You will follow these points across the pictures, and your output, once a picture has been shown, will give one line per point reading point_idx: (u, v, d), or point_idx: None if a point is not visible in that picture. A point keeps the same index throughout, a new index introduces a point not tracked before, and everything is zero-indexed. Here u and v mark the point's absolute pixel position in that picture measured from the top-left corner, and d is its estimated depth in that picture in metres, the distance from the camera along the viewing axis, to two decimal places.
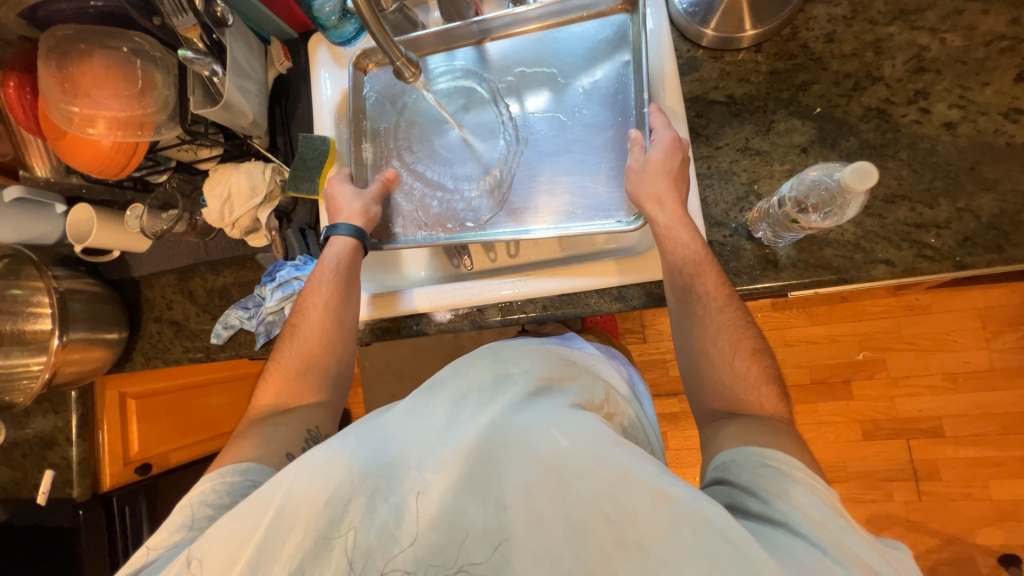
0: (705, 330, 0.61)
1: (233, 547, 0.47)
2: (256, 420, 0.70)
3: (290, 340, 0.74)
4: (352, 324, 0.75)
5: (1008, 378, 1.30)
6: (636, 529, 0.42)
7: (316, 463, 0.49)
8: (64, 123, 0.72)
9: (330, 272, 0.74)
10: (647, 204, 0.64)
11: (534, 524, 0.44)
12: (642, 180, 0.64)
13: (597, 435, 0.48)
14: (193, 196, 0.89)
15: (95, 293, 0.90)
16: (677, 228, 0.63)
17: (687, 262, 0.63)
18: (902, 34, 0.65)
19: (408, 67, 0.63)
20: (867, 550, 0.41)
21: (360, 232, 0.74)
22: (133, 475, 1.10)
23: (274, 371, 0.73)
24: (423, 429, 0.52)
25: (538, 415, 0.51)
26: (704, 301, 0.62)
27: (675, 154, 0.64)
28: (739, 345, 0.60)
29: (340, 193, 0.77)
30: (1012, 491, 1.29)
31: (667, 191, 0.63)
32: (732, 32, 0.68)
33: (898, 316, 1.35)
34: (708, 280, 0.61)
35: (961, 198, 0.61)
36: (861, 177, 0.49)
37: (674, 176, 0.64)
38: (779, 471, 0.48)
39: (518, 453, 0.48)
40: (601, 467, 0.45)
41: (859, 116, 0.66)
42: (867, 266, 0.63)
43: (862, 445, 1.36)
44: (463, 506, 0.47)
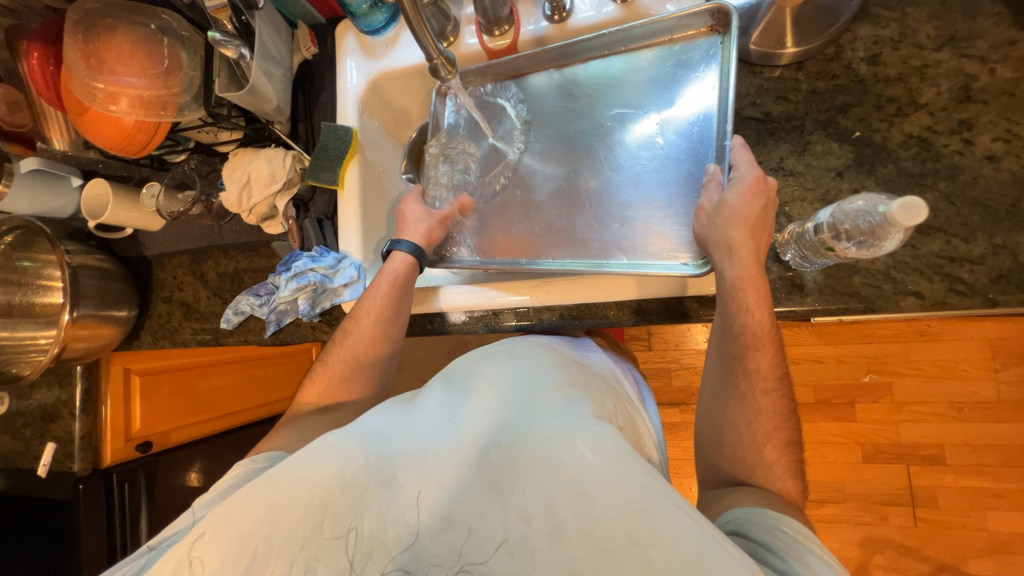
0: (745, 408, 0.59)
1: (243, 525, 0.47)
2: (293, 416, 0.72)
3: (337, 345, 0.74)
4: (397, 340, 0.75)
5: (1015, 411, 1.29)
6: (661, 555, 0.39)
7: (334, 449, 0.50)
8: (85, 98, 0.71)
9: (388, 286, 0.73)
10: (716, 252, 0.59)
11: (554, 537, 0.42)
12: (715, 228, 0.59)
13: (623, 452, 0.47)
14: (210, 177, 0.88)
15: (107, 270, 0.89)
16: (746, 291, 0.58)
17: (745, 331, 0.58)
18: (950, 61, 0.64)
19: (446, 67, 0.62)
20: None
21: (421, 250, 0.75)
22: (134, 452, 1.10)
23: (323, 369, 0.75)
24: (441, 423, 0.53)
25: (562, 422, 0.50)
26: (752, 379, 0.59)
27: (756, 200, 0.58)
28: (775, 433, 0.58)
29: (410, 212, 0.78)
30: (1010, 524, 1.28)
31: (740, 240, 0.58)
32: (771, 48, 0.66)
33: (909, 341, 1.34)
34: (762, 358, 0.58)
35: (999, 235, 0.60)
36: (909, 213, 0.48)
37: (752, 224, 0.58)
38: (797, 538, 0.47)
39: (543, 464, 0.46)
40: (628, 485, 0.43)
41: (899, 143, 0.64)
42: (897, 297, 0.62)
43: (863, 468, 1.35)
44: (481, 509, 0.45)
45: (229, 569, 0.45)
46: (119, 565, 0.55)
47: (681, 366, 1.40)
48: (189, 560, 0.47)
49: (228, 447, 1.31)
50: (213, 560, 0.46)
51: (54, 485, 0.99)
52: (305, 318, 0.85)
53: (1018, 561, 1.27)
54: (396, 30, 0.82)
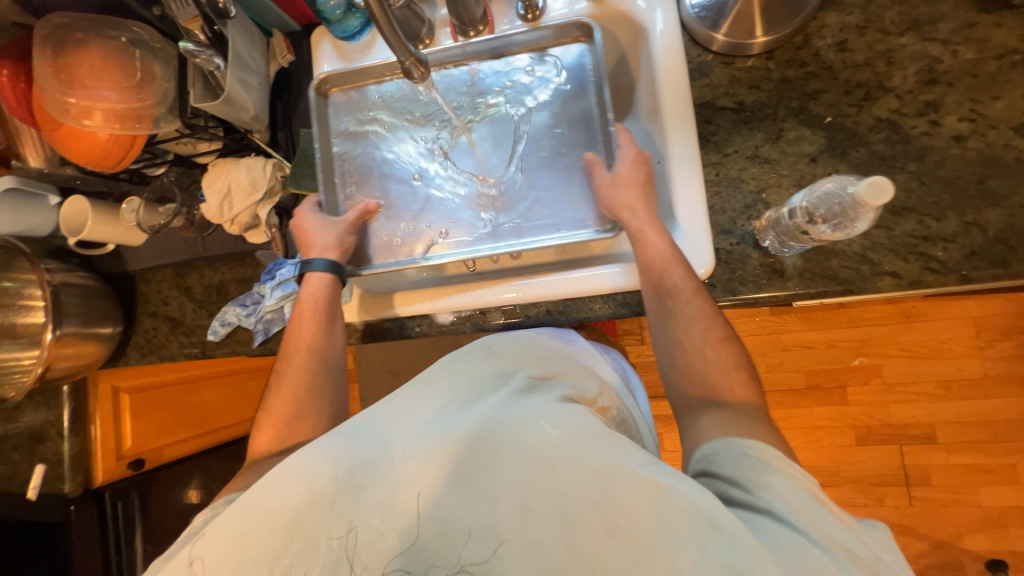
0: (678, 320, 0.62)
1: (230, 535, 0.48)
2: (252, 467, 0.67)
3: (277, 389, 0.72)
4: (338, 364, 0.75)
5: (1000, 386, 1.31)
6: (627, 519, 0.42)
7: (300, 465, 0.50)
8: (58, 113, 0.70)
9: (309, 312, 0.73)
10: (620, 213, 0.66)
11: (523, 515, 0.44)
12: (613, 193, 0.67)
13: (585, 425, 0.48)
14: (191, 189, 0.87)
15: (90, 287, 0.88)
16: (647, 231, 0.65)
17: (649, 262, 0.65)
18: (914, 45, 0.65)
19: (418, 67, 0.62)
20: (850, 535, 0.41)
21: (336, 265, 0.74)
22: (126, 470, 1.08)
23: (266, 419, 0.71)
24: (406, 425, 0.52)
25: (525, 409, 0.51)
26: (675, 295, 0.62)
27: (638, 167, 0.68)
28: (709, 333, 0.60)
29: (312, 225, 0.76)
30: (1002, 498, 1.30)
31: (636, 199, 0.66)
32: (741, 38, 0.68)
33: (894, 323, 1.36)
34: (676, 274, 0.63)
35: (969, 213, 0.61)
36: (875, 193, 0.49)
37: (643, 186, 0.67)
38: (760, 461, 0.47)
39: (507, 448, 0.47)
40: (589, 454, 0.45)
41: (869, 126, 0.65)
42: (874, 277, 0.63)
43: (856, 450, 1.37)
44: (451, 501, 0.46)
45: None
46: None
47: None
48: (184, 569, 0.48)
49: None
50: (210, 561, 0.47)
51: (45, 508, 0.97)
52: None
53: (1011, 534, 1.30)
54: (371, 35, 0.82)
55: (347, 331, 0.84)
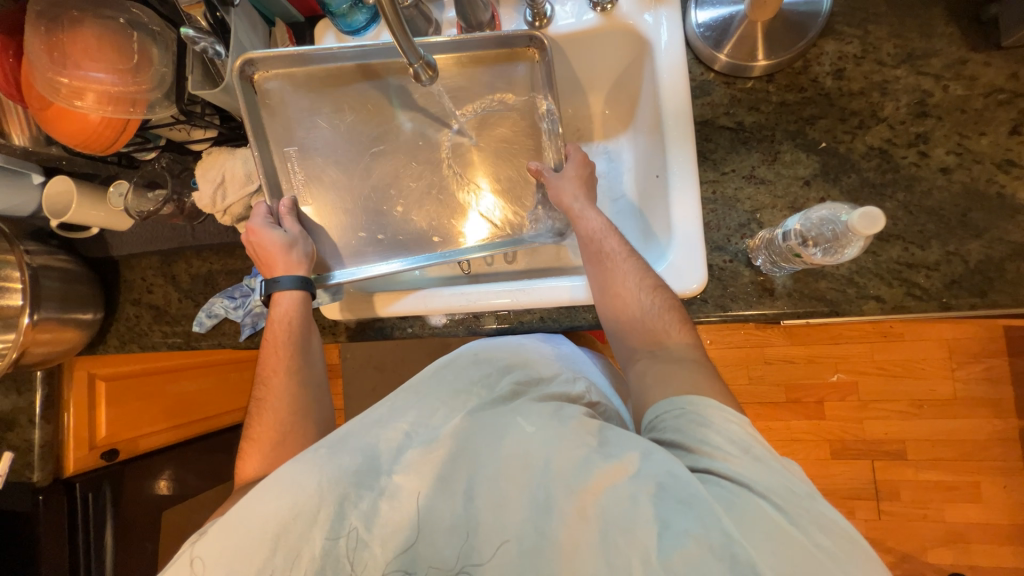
0: (614, 275, 0.63)
1: (212, 551, 0.46)
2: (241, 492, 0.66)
3: (259, 415, 0.71)
4: (319, 379, 0.75)
5: (969, 407, 1.36)
6: (597, 503, 0.44)
7: (281, 482, 0.48)
8: (48, 92, 0.67)
9: (283, 334, 0.72)
10: (564, 198, 0.71)
11: (498, 506, 0.48)
12: (558, 184, 0.73)
13: (558, 418, 0.51)
14: (182, 175, 0.86)
15: (70, 271, 0.85)
16: (586, 210, 0.70)
17: (583, 238, 0.68)
18: (908, 77, 0.67)
19: (426, 70, 0.62)
20: (785, 474, 0.43)
21: (306, 280, 0.73)
22: (98, 461, 1.05)
23: (250, 444, 0.69)
24: (390, 435, 0.53)
25: (502, 413, 0.54)
26: (610, 258, 0.65)
27: (585, 166, 0.75)
28: (642, 282, 0.62)
29: (266, 240, 0.72)
30: (965, 514, 1.36)
31: (572, 186, 0.72)
32: (744, 60, 0.69)
33: (873, 342, 1.40)
34: (612, 241, 0.67)
35: (952, 243, 0.64)
36: (869, 222, 0.50)
37: (587, 182, 0.74)
38: (699, 412, 0.48)
39: (486, 445, 0.51)
40: (563, 445, 0.48)
41: (861, 153, 0.67)
42: (859, 301, 0.65)
43: (830, 463, 1.41)
44: (432, 502, 0.49)
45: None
46: None
47: None
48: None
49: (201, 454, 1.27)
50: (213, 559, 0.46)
51: (12, 497, 0.94)
52: None
53: (972, 549, 1.35)
54: (376, 32, 0.82)
55: (337, 328, 0.83)
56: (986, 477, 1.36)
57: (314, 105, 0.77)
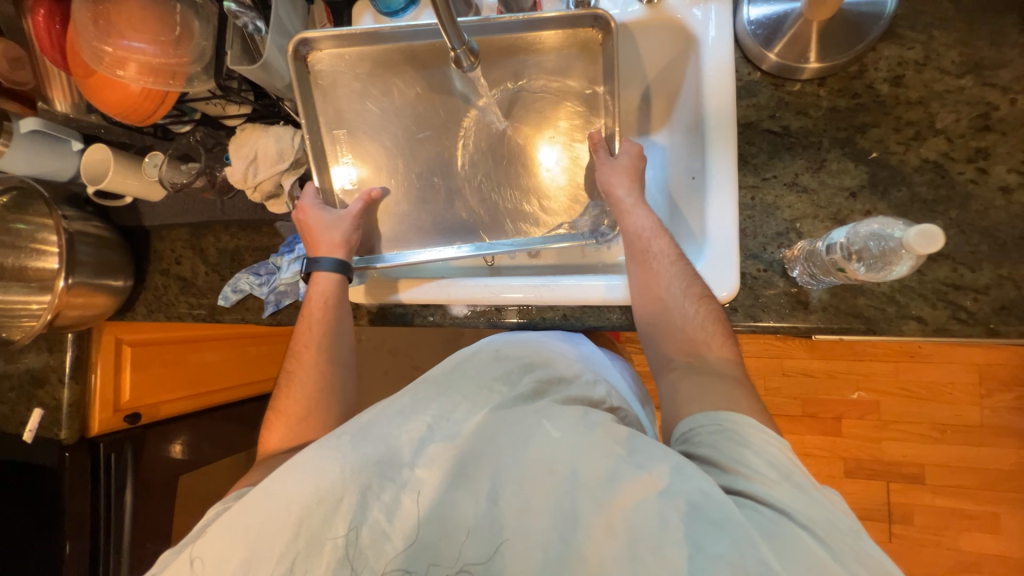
0: (662, 278, 0.63)
1: (234, 529, 0.47)
2: (264, 462, 0.68)
3: (288, 388, 0.72)
4: (347, 361, 0.75)
5: (997, 436, 1.31)
6: (624, 518, 0.44)
7: (307, 464, 0.48)
8: (92, 61, 0.69)
9: (318, 310, 0.74)
10: (614, 188, 0.68)
11: (523, 512, 0.47)
12: (607, 174, 0.70)
13: (586, 425, 0.51)
14: (215, 151, 0.86)
15: (104, 238, 0.87)
16: (637, 207, 0.67)
17: (629, 238, 0.66)
18: (972, 88, 0.63)
19: (468, 57, 0.61)
20: (823, 503, 0.43)
21: (344, 264, 0.74)
22: (122, 423, 1.08)
23: (277, 415, 0.71)
24: (414, 428, 0.52)
25: (528, 413, 0.53)
26: (658, 261, 0.64)
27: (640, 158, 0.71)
28: (690, 290, 0.62)
29: (316, 222, 0.75)
30: (982, 545, 1.32)
31: (624, 181, 0.69)
32: (794, 61, 0.66)
33: (899, 362, 1.35)
34: (661, 242, 0.65)
35: (1005, 266, 0.61)
36: (925, 241, 0.47)
37: (638, 175, 0.69)
38: (735, 433, 0.49)
39: (507, 446, 0.51)
40: (590, 456, 0.48)
41: (914, 166, 0.64)
42: (899, 321, 0.62)
43: (844, 482, 1.38)
44: (455, 499, 0.49)
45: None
46: None
47: None
48: (194, 560, 0.46)
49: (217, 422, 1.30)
50: (213, 564, 0.46)
51: (42, 451, 0.98)
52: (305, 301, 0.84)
53: None
54: (414, 15, 0.80)
55: (359, 312, 0.83)
56: (1008, 509, 1.31)
57: (360, 86, 0.76)
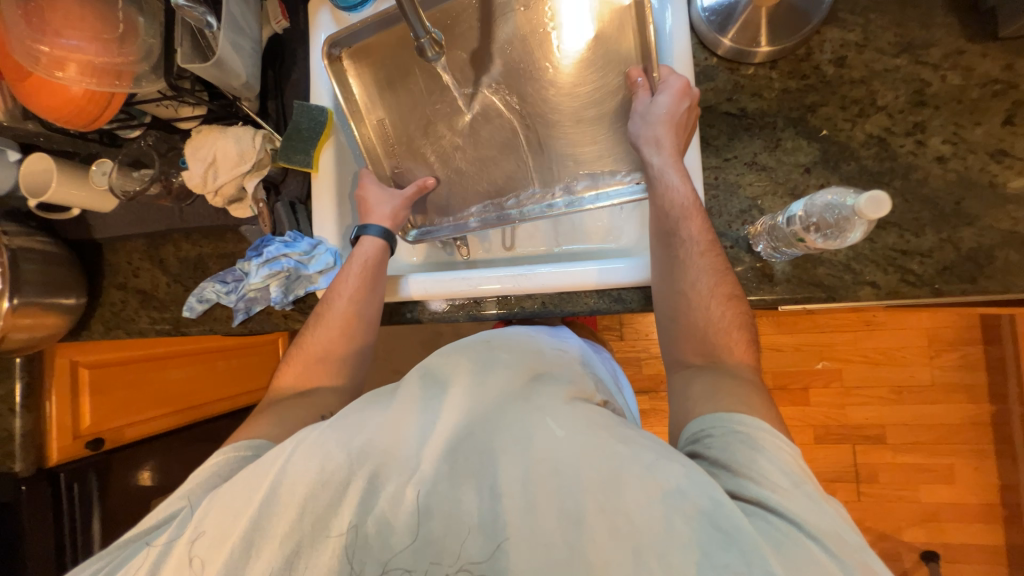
0: (688, 272, 0.61)
1: (232, 517, 0.46)
2: (271, 401, 0.69)
3: (313, 330, 0.73)
4: (373, 321, 0.73)
5: (946, 393, 1.41)
6: (628, 521, 0.41)
7: (314, 443, 0.48)
8: (28, 62, 0.64)
9: (358, 268, 0.73)
10: (645, 146, 0.66)
11: (530, 511, 0.43)
12: (640, 130, 0.67)
13: (590, 425, 0.47)
14: (170, 156, 0.82)
15: (51, 254, 0.81)
16: (670, 172, 0.64)
17: (672, 205, 0.63)
18: (908, 67, 0.68)
19: (433, 46, 0.61)
20: (835, 519, 0.41)
21: (390, 234, 0.76)
22: (84, 450, 1.02)
23: (297, 351, 0.73)
24: (423, 416, 0.49)
25: (534, 403, 0.49)
26: (687, 245, 0.62)
27: (682, 101, 0.65)
28: (717, 289, 0.60)
29: (371, 195, 0.77)
30: (939, 495, 1.42)
31: (666, 135, 0.65)
32: (747, 45, 0.69)
33: (857, 330, 1.43)
34: (693, 224, 0.62)
35: (945, 230, 0.65)
36: (874, 206, 0.51)
37: (678, 123, 0.65)
38: (748, 437, 0.47)
39: (509, 441, 0.46)
40: (595, 458, 0.43)
41: (861, 142, 0.68)
42: (855, 287, 0.66)
43: (814, 448, 1.45)
44: (457, 495, 0.45)
45: (228, 564, 0.45)
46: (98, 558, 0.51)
47: (651, 355, 1.42)
48: (189, 559, 0.46)
49: (191, 442, 1.24)
50: (211, 557, 0.45)
51: None
52: (277, 307, 0.81)
53: (944, 527, 1.42)
54: (372, 8, 0.79)
55: None
56: (959, 460, 1.41)
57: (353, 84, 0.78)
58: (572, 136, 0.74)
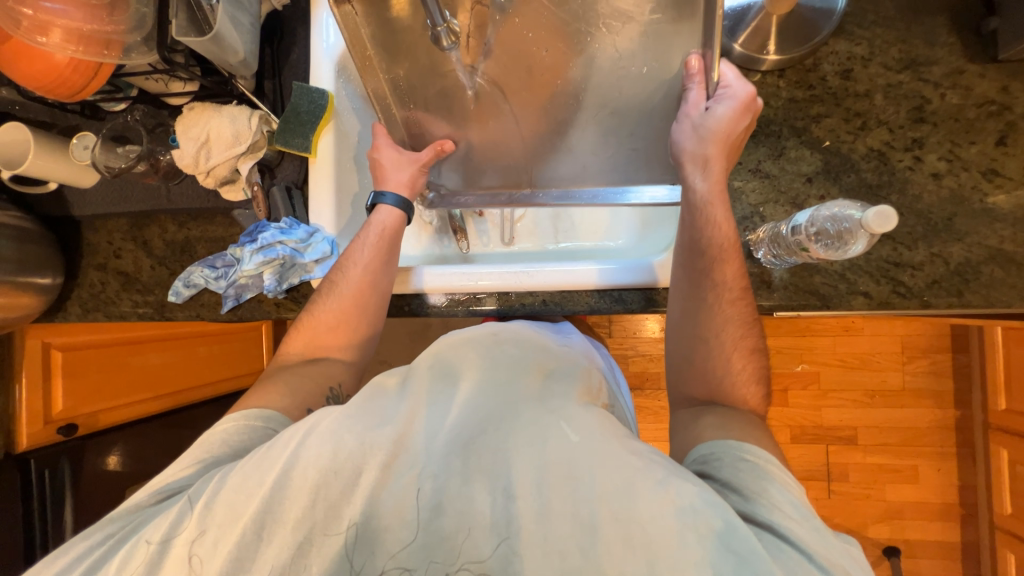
0: (713, 319, 0.62)
1: (238, 506, 0.45)
2: (275, 370, 0.68)
3: (323, 299, 0.71)
4: (388, 291, 0.72)
5: (916, 397, 1.47)
6: (641, 530, 0.40)
7: (326, 431, 0.47)
8: (7, 25, 0.60)
9: (371, 239, 0.72)
10: (690, 165, 0.63)
11: (542, 514, 0.43)
12: (686, 141, 0.63)
13: (605, 433, 0.47)
14: (157, 132, 0.79)
15: (26, 230, 0.77)
16: (714, 204, 0.62)
17: (713, 244, 0.62)
18: (910, 83, 0.69)
19: (449, 36, 0.60)
20: (843, 553, 0.42)
21: (408, 203, 0.74)
22: (55, 436, 0.98)
23: (308, 318, 0.71)
24: (437, 413, 0.50)
25: (548, 409, 0.50)
26: (718, 290, 0.62)
27: (742, 117, 0.63)
28: (741, 342, 0.61)
29: (384, 159, 0.73)
30: (904, 494, 1.49)
31: (715, 157, 0.62)
32: (756, 51, 0.69)
33: (836, 336, 1.48)
34: (728, 270, 0.62)
35: (936, 244, 0.67)
36: (881, 221, 0.52)
37: (731, 142, 0.63)
38: (757, 467, 0.48)
39: (524, 441, 0.47)
40: (609, 465, 0.44)
41: (861, 154, 0.70)
42: (849, 296, 0.68)
43: (790, 448, 1.51)
44: (469, 492, 0.45)
45: (235, 550, 0.44)
46: (107, 519, 0.50)
47: (639, 353, 1.44)
48: (189, 557, 0.44)
49: (169, 429, 1.20)
50: (211, 554, 0.44)
51: None
52: (269, 294, 0.78)
53: (906, 525, 1.49)
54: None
55: None
56: (925, 462, 1.48)
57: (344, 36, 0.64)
58: (592, 134, 0.69)
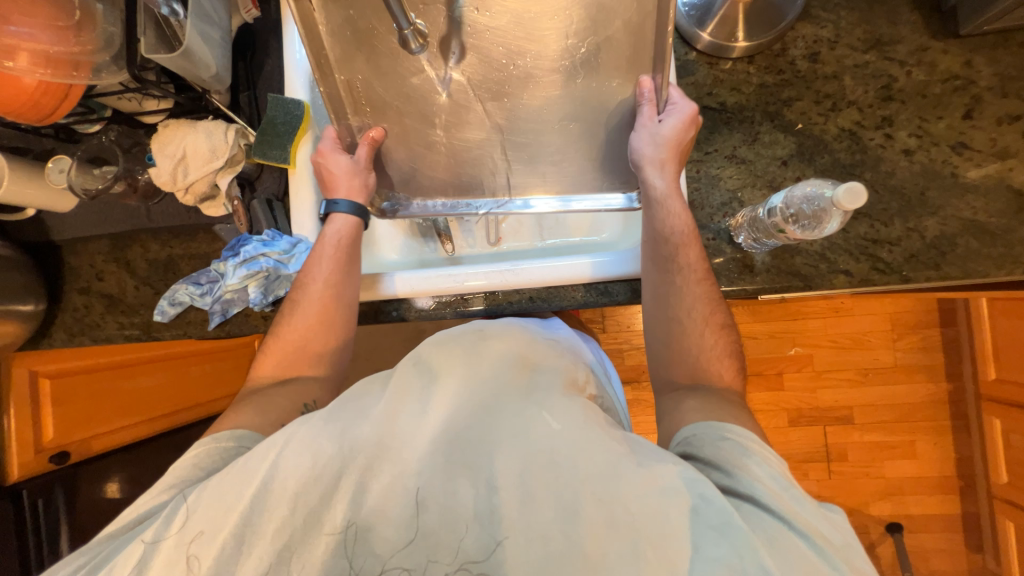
0: (682, 299, 0.62)
1: (222, 515, 0.45)
2: (253, 389, 0.67)
3: (289, 317, 0.70)
4: (354, 302, 0.72)
5: (908, 373, 1.49)
6: (625, 511, 0.41)
7: (306, 437, 0.47)
8: None
9: (332, 251, 0.71)
10: (646, 169, 0.66)
11: (526, 504, 0.43)
12: (640, 148, 0.67)
13: (587, 420, 0.48)
14: (134, 151, 0.78)
15: (5, 258, 0.76)
16: (670, 199, 0.65)
17: (674, 231, 0.64)
18: (876, 62, 0.71)
19: (416, 38, 0.60)
20: (822, 519, 0.42)
21: (362, 210, 0.72)
22: (47, 464, 0.96)
23: (275, 340, 0.70)
24: (417, 411, 0.49)
25: (529, 400, 0.50)
26: (686, 272, 0.63)
27: (687, 130, 0.66)
28: (711, 318, 0.62)
29: (331, 163, 0.71)
30: (902, 470, 1.50)
31: (668, 162, 0.65)
32: (725, 40, 0.70)
33: (825, 317, 1.50)
34: (692, 252, 0.63)
35: (911, 219, 0.69)
36: (851, 197, 0.53)
37: (681, 148, 0.66)
38: (738, 444, 0.49)
39: (506, 433, 0.47)
40: (590, 451, 0.44)
41: (834, 135, 0.71)
42: (830, 275, 0.69)
43: (788, 431, 1.52)
44: (453, 488, 0.45)
45: (219, 559, 0.44)
46: (85, 547, 0.49)
47: (634, 346, 1.44)
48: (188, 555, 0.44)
49: (165, 450, 1.19)
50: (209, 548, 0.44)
51: None
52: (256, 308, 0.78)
53: (907, 500, 1.51)
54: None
55: None
56: (921, 437, 1.50)
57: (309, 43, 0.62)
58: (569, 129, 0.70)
